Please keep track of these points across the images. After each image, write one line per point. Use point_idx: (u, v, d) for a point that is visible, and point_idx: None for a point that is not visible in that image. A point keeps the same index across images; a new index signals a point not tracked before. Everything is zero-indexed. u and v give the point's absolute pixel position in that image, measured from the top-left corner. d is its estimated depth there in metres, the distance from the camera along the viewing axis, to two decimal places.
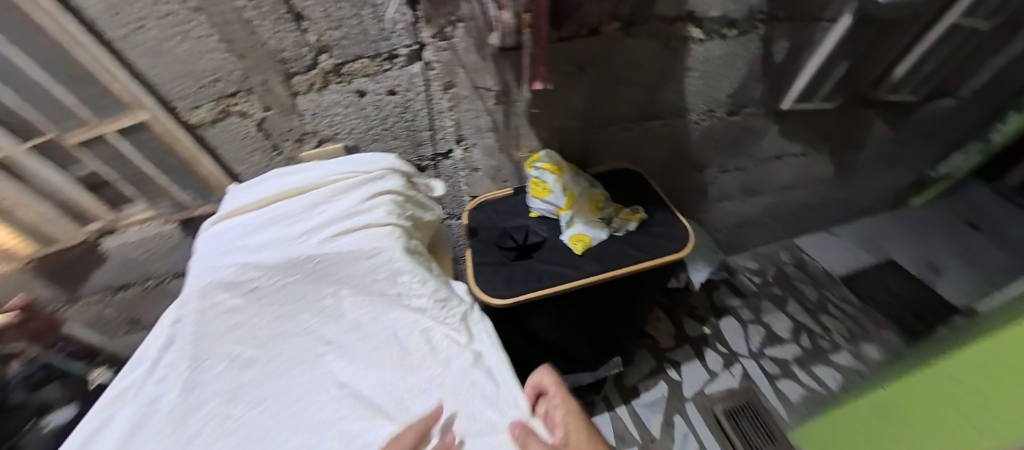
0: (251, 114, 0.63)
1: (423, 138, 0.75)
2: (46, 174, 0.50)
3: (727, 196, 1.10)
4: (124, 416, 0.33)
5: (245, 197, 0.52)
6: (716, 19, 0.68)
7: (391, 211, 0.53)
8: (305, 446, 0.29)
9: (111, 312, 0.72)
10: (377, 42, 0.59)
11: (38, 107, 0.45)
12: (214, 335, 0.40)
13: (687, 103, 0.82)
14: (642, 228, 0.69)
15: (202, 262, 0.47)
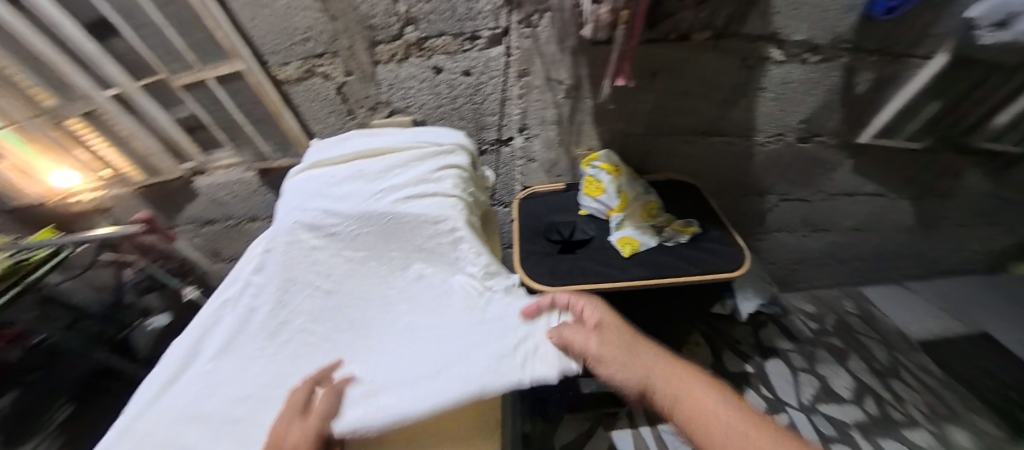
0: (333, 76, 0.67)
1: (488, 123, 0.74)
2: (154, 113, 0.69)
3: (788, 228, 0.99)
4: (228, 321, 0.40)
5: (331, 151, 0.55)
6: (799, 43, 0.63)
7: (458, 185, 0.52)
8: (334, 379, 0.33)
9: (200, 241, 0.98)
10: (463, 21, 0.60)
11: (155, 50, 0.60)
12: (297, 266, 0.45)
13: (757, 124, 0.76)
14: (694, 242, 0.64)
15: (289, 205, 0.50)
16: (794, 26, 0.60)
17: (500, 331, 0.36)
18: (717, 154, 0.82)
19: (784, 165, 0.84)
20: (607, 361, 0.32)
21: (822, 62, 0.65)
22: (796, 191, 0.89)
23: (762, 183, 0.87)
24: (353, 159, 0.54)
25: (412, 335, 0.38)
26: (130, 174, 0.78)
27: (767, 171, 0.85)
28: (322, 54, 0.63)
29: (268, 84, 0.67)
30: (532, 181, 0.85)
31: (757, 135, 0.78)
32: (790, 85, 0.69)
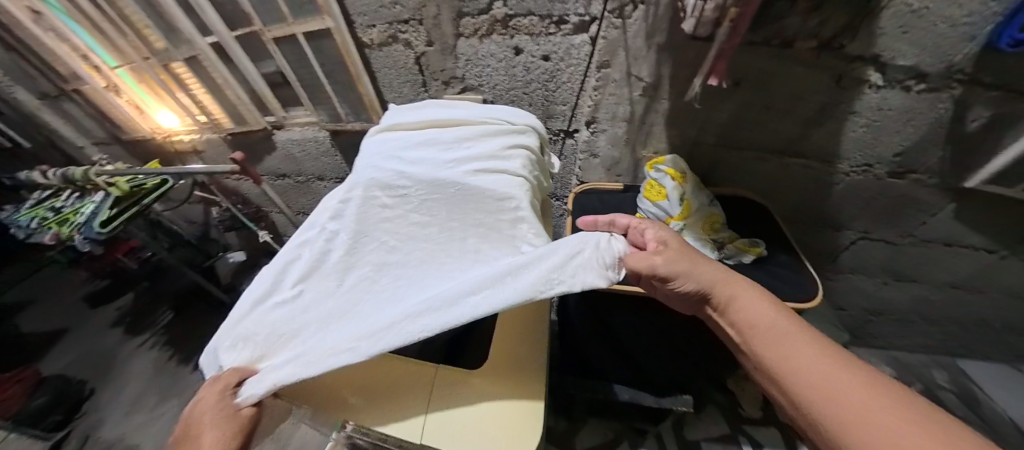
0: (414, 45, 0.68)
1: (556, 112, 0.73)
2: (246, 62, 0.89)
3: (866, 271, 0.91)
4: (306, 258, 0.44)
5: (408, 116, 0.55)
6: (901, 68, 0.55)
7: (526, 167, 0.51)
8: (382, 324, 0.36)
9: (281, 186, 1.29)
10: (553, 3, 0.57)
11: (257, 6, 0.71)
12: (372, 218, 0.46)
13: (842, 152, 0.69)
14: (760, 265, 0.60)
15: (366, 160, 0.51)
16: (905, 52, 0.53)
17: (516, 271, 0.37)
18: (792, 178, 0.77)
19: (868, 199, 0.77)
20: (674, 274, 0.41)
21: (927, 92, 0.57)
22: (880, 230, 0.81)
23: (839, 215, 0.81)
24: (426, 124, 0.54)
25: (458, 281, 0.39)
26: (222, 120, 1.13)
27: (846, 202, 0.79)
28: (407, 21, 0.64)
29: (353, 45, 0.70)
30: (590, 177, 0.84)
31: (841, 162, 0.71)
32: (886, 113, 0.61)
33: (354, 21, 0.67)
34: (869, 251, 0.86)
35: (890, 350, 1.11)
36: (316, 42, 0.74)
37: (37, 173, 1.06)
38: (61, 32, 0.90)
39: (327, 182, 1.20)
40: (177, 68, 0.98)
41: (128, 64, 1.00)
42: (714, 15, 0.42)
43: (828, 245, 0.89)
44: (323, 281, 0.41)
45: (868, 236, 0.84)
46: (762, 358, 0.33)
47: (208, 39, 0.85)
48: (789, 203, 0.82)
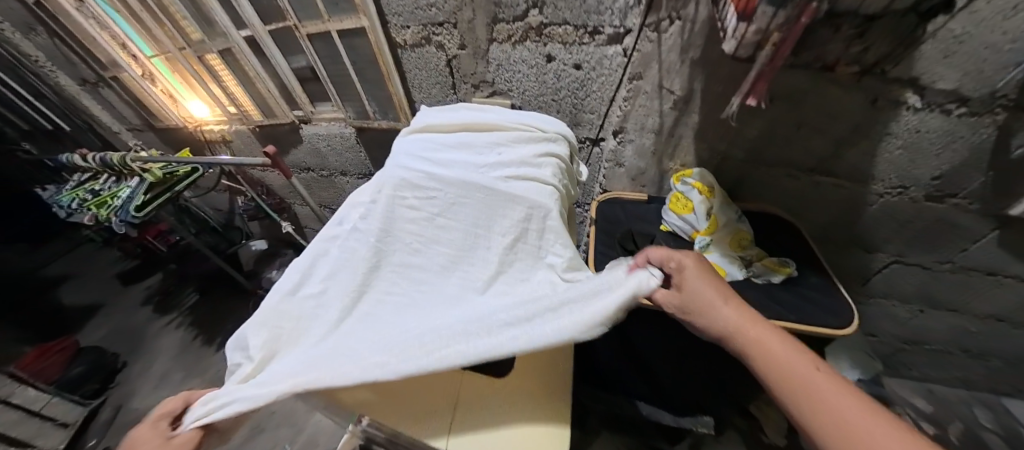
0: (446, 48, 0.68)
1: (583, 120, 0.73)
2: (277, 55, 0.91)
3: (899, 295, 0.88)
4: (332, 254, 0.42)
5: (440, 118, 0.56)
6: (942, 91, 0.52)
7: (557, 174, 0.51)
8: (398, 342, 0.34)
9: (304, 178, 1.32)
10: (589, 14, 0.56)
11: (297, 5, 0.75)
12: (399, 217, 0.45)
13: (875, 173, 0.67)
14: (790, 286, 0.59)
15: (397, 160, 0.51)
16: (948, 76, 0.50)
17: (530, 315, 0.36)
18: (824, 196, 0.75)
19: (903, 222, 0.74)
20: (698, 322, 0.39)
21: (967, 116, 0.54)
22: (916, 255, 0.79)
23: (871, 236, 0.79)
24: (457, 129, 0.54)
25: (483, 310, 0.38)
26: (251, 112, 1.19)
27: (880, 224, 0.76)
28: (442, 24, 0.64)
29: (385, 44, 0.71)
30: (613, 185, 0.83)
31: (875, 183, 0.68)
32: (924, 136, 0.58)
33: (387, 22, 0.69)
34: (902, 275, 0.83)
35: (926, 381, 1.06)
36: (349, 41, 0.76)
37: (77, 157, 1.15)
38: (106, 24, 1.12)
39: (350, 177, 1.22)
40: (211, 59, 1.07)
41: (164, 56, 1.18)
42: (759, 37, 0.40)
43: (857, 265, 0.87)
44: (347, 281, 0.39)
45: (901, 259, 0.82)
46: (796, 420, 0.28)
47: (242, 32, 0.89)
48: (818, 220, 0.80)
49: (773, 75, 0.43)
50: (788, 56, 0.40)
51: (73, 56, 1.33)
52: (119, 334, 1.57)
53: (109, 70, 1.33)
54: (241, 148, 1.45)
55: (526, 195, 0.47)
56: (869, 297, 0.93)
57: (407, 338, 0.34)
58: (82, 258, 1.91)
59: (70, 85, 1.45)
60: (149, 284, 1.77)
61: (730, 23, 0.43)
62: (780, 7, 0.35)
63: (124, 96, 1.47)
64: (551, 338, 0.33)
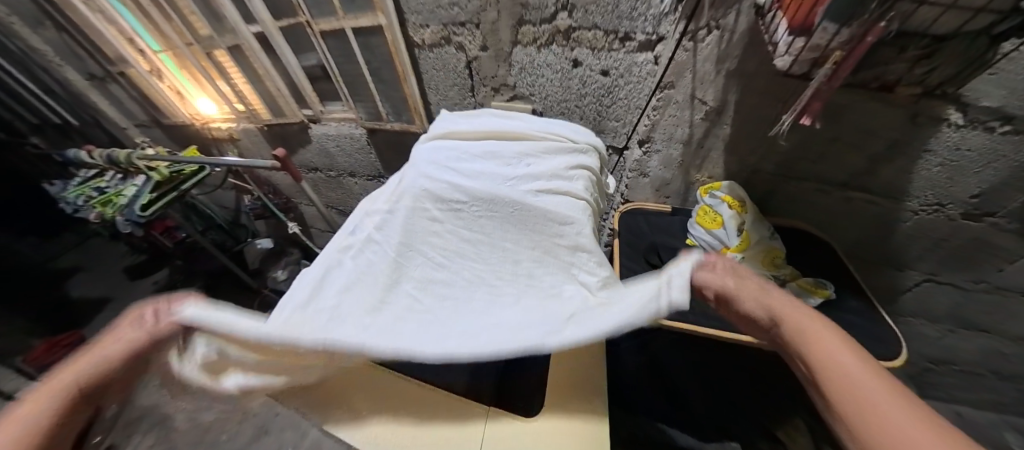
0: (466, 49, 0.65)
1: (607, 127, 0.70)
2: (286, 54, 0.88)
3: (932, 315, 0.84)
4: (346, 266, 0.38)
5: (463, 125, 0.53)
6: (989, 110, 0.46)
7: (589, 189, 0.48)
8: (435, 350, 0.30)
9: (313, 178, 1.30)
10: (621, 19, 0.53)
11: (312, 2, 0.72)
12: (421, 232, 0.42)
13: (909, 188, 0.60)
14: (826, 311, 0.56)
15: (418, 169, 0.48)
16: (993, 93, 0.44)
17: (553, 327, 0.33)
18: (856, 212, 0.69)
19: (936, 240, 0.69)
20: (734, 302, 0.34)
21: (1014, 134, 0.48)
22: (949, 272, 0.74)
23: (901, 253, 0.75)
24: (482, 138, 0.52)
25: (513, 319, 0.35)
26: (259, 110, 1.16)
27: (913, 241, 0.71)
28: (463, 24, 0.61)
29: (402, 44, 0.68)
30: (636, 195, 0.80)
31: (908, 200, 0.63)
32: (964, 154, 0.52)
33: (406, 21, 0.66)
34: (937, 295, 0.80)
35: (953, 403, 1.02)
36: (365, 40, 0.73)
37: (83, 154, 1.14)
38: (115, 19, 1.08)
39: (359, 178, 1.19)
40: (218, 55, 1.04)
41: (172, 52, 1.16)
42: (816, 56, 0.37)
43: (884, 280, 0.82)
44: (366, 292, 0.36)
45: (934, 276, 0.76)
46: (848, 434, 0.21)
47: (252, 28, 0.87)
48: (847, 235, 0.75)
49: (829, 96, 0.39)
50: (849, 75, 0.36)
51: (79, 50, 1.30)
52: None
53: (116, 64, 1.31)
54: (248, 147, 1.42)
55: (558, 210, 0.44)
56: (898, 316, 0.89)
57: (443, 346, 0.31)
58: (91, 251, 1.90)
59: (77, 80, 1.40)
60: (156, 279, 1.77)
61: (781, 35, 0.40)
62: (844, 25, 0.32)
63: (131, 92, 1.44)
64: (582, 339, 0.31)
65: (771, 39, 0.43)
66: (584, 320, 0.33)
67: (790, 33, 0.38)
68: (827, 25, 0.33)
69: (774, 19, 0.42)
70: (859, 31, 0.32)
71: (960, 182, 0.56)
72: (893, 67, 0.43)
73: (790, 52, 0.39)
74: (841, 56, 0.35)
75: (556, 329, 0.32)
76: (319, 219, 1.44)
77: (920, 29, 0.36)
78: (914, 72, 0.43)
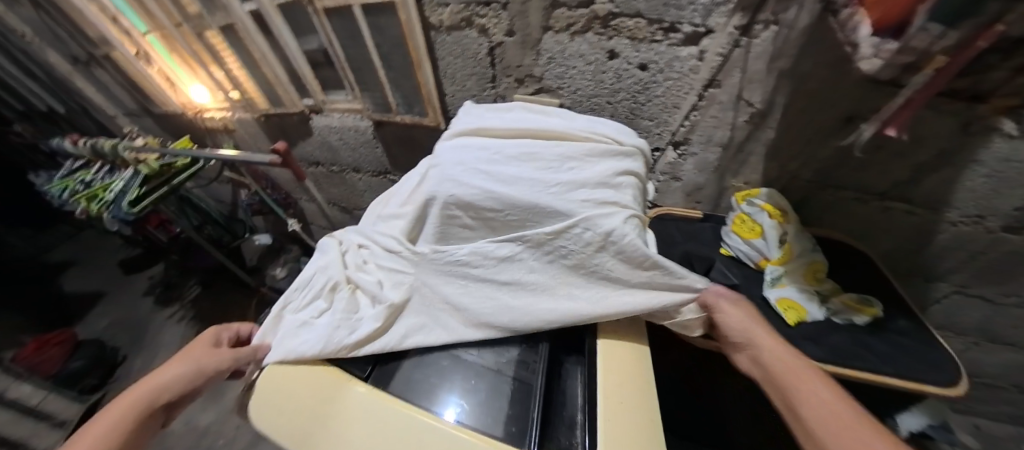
0: (490, 34, 0.59)
1: (638, 126, 0.65)
2: (287, 37, 0.82)
3: None
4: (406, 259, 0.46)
5: (495, 120, 0.48)
6: None
7: (637, 198, 0.42)
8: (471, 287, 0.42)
9: (316, 172, 1.24)
10: (669, 6, 0.47)
11: None
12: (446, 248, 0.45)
13: (951, 198, 0.53)
14: (879, 332, 0.52)
15: (446, 169, 0.43)
16: None
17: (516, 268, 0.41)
18: (894, 224, 0.62)
19: (972, 252, 0.60)
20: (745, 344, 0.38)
21: None
22: (981, 286, 0.65)
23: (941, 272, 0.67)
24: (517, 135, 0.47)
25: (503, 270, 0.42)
26: (255, 99, 1.09)
27: (947, 254, 0.62)
28: (488, 4, 0.56)
29: (418, 26, 0.62)
30: (664, 200, 0.77)
31: (947, 211, 0.55)
32: (1013, 166, 0.45)
33: (423, 1, 0.60)
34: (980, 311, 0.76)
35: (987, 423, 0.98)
36: (377, 23, 0.67)
37: (67, 144, 1.07)
38: None
39: (363, 174, 1.13)
40: (211, 37, 0.97)
41: (160, 34, 1.08)
42: (911, 60, 0.32)
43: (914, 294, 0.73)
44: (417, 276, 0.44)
45: (965, 290, 0.67)
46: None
47: (248, 7, 0.80)
48: (883, 244, 0.66)
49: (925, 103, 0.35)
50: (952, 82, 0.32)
51: (60, 31, 1.23)
52: (120, 325, 1.50)
53: (99, 48, 1.23)
54: (244, 138, 1.35)
55: (604, 220, 0.37)
56: None
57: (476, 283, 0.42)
58: (81, 243, 1.83)
59: (59, 63, 1.34)
60: (149, 273, 1.69)
61: (862, 35, 0.35)
62: (950, 27, 0.28)
63: (117, 76, 1.35)
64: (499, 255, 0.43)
65: (846, 39, 0.38)
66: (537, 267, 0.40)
67: (878, 34, 0.34)
68: (928, 27, 0.28)
69: (850, 18, 0.37)
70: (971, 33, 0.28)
71: (1006, 194, 0.48)
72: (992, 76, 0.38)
73: (876, 56, 0.34)
74: (944, 62, 0.31)
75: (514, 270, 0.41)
76: (321, 215, 1.38)
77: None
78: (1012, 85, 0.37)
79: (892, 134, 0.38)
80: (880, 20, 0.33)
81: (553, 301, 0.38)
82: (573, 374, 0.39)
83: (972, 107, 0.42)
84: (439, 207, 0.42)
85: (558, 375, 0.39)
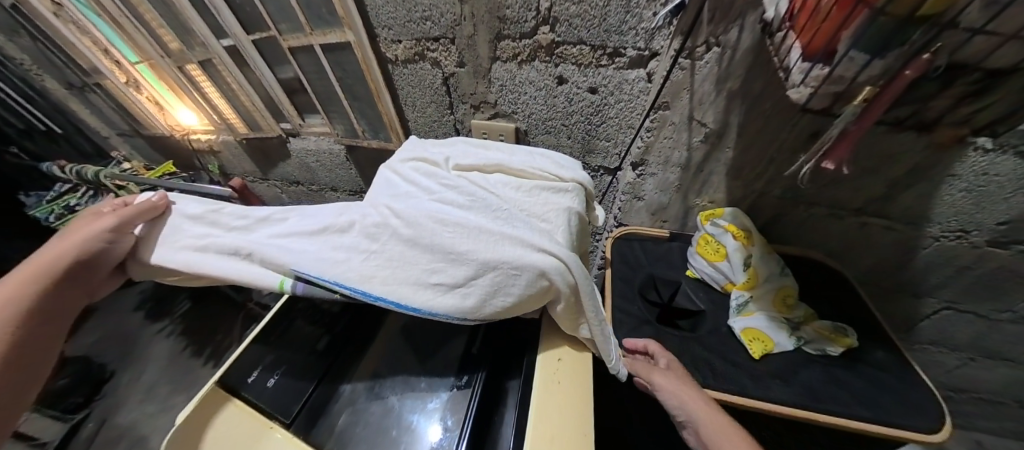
0: (442, 65, 0.60)
1: (596, 148, 0.65)
2: (259, 66, 0.83)
3: (968, 377, 0.75)
4: (349, 236, 0.42)
5: (452, 152, 0.54)
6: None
7: (574, 211, 0.48)
8: (356, 271, 0.39)
9: (300, 189, 1.25)
10: (610, 33, 0.47)
11: (283, 15, 0.68)
12: (361, 246, 0.40)
13: (930, 214, 0.49)
14: (850, 362, 0.50)
15: (406, 174, 0.50)
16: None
17: (402, 271, 0.39)
18: (872, 241, 0.57)
19: (958, 268, 0.54)
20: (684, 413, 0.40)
21: None
22: (973, 303, 0.58)
23: (916, 308, 0.64)
24: (465, 165, 0.52)
25: (406, 269, 0.39)
26: (236, 124, 1.11)
27: (933, 271, 0.56)
28: (438, 39, 0.56)
29: (373, 59, 0.63)
30: (630, 220, 0.76)
31: (929, 225, 0.50)
32: (991, 179, 0.42)
33: (376, 34, 0.60)
34: (980, 362, 0.70)
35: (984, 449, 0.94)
36: (337, 52, 0.68)
37: (55, 168, 1.10)
38: (87, 28, 1.06)
39: (340, 193, 1.15)
40: (192, 69, 1.01)
41: (147, 63, 1.12)
42: (840, 89, 0.30)
43: (899, 311, 0.66)
44: (329, 246, 0.41)
45: (953, 306, 0.60)
46: None
47: (223, 41, 0.83)
48: (862, 264, 0.61)
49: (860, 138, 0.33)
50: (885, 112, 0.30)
51: (56, 60, 1.27)
52: (108, 339, 1.51)
53: (91, 76, 1.27)
54: (228, 159, 1.37)
55: (513, 247, 0.38)
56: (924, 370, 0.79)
57: (364, 270, 0.39)
58: None
59: (57, 89, 1.40)
60: (141, 290, 1.71)
61: (792, 62, 0.33)
62: (877, 56, 0.26)
63: (111, 103, 1.40)
64: (385, 279, 0.38)
65: (780, 64, 0.35)
66: (413, 270, 0.39)
67: (806, 61, 0.31)
68: (854, 56, 0.27)
69: (784, 41, 0.34)
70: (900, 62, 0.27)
71: (987, 208, 0.44)
72: (931, 105, 0.37)
73: (804, 84, 0.32)
74: (874, 93, 0.30)
75: (390, 273, 0.39)
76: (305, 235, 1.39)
77: (971, 62, 0.30)
78: (958, 111, 0.36)
79: (830, 167, 0.36)
80: (807, 47, 0.31)
81: (422, 288, 0.38)
82: (507, 419, 0.39)
83: (918, 137, 0.41)
84: (408, 198, 0.46)
85: (493, 420, 0.40)
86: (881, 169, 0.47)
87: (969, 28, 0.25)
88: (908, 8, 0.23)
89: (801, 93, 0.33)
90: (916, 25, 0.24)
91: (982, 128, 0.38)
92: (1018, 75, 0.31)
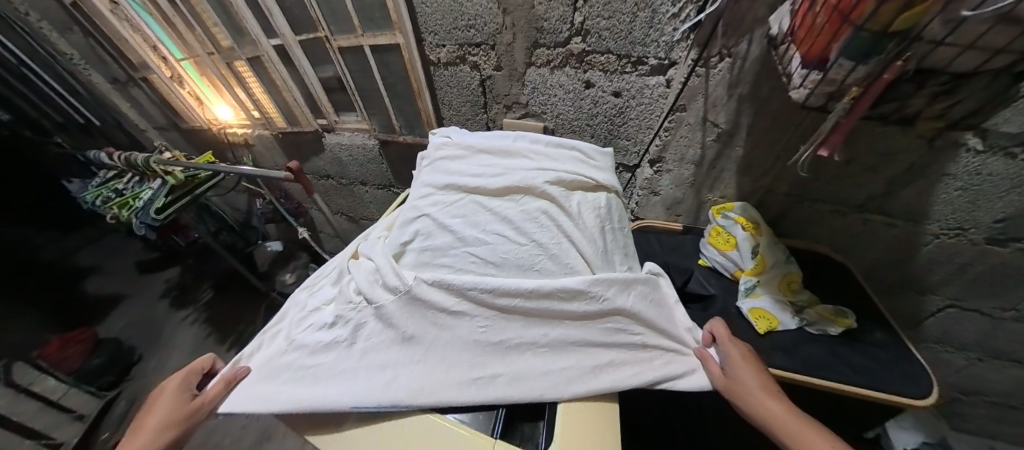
0: (480, 68, 0.67)
1: (618, 146, 0.71)
2: (303, 62, 0.91)
3: (973, 375, 0.78)
4: (364, 337, 0.40)
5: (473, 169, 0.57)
6: (1008, 135, 0.42)
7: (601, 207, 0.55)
8: (379, 388, 0.37)
9: (331, 184, 1.33)
10: (635, 44, 0.54)
11: (336, 21, 0.76)
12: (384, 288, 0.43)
13: (929, 212, 0.54)
14: (850, 341, 0.55)
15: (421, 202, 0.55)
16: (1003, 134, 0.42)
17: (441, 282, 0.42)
18: (873, 235, 0.62)
19: (960, 264, 0.58)
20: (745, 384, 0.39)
21: None
22: (974, 299, 0.62)
23: (921, 302, 0.68)
24: (492, 190, 0.54)
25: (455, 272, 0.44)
26: (275, 118, 1.19)
27: (935, 266, 0.61)
28: (479, 45, 0.63)
29: (417, 61, 0.70)
30: (647, 213, 0.82)
31: (928, 223, 0.55)
32: (984, 178, 0.47)
33: (422, 39, 0.68)
34: (985, 358, 0.73)
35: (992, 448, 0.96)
36: (384, 54, 0.75)
37: (103, 155, 1.20)
38: (140, 26, 1.16)
39: (369, 187, 1.22)
40: (239, 65, 1.09)
41: (193, 59, 1.21)
42: (832, 90, 0.36)
43: (904, 306, 0.70)
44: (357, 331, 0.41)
45: (958, 304, 0.65)
46: None
47: (273, 41, 0.90)
48: (866, 257, 0.66)
49: (850, 129, 0.38)
50: (870, 109, 0.35)
51: (104, 54, 1.36)
52: (136, 325, 1.56)
53: (139, 71, 1.37)
54: (261, 152, 1.46)
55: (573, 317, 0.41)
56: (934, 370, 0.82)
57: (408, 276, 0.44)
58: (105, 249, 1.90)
59: (101, 83, 1.50)
60: (167, 277, 1.75)
61: (794, 68, 0.39)
62: (860, 63, 0.32)
63: (152, 96, 1.50)
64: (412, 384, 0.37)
65: (785, 71, 0.41)
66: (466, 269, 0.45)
67: (806, 67, 0.37)
68: (842, 62, 0.32)
69: (788, 52, 0.40)
70: (879, 67, 0.32)
71: (983, 205, 0.49)
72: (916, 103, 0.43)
73: (804, 86, 0.38)
74: (858, 92, 0.35)
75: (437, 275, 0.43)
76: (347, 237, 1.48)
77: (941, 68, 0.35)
78: (935, 107, 0.42)
79: (824, 155, 0.41)
80: (805, 55, 0.37)
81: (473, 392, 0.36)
82: None
83: (906, 133, 0.47)
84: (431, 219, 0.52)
85: None
86: (878, 166, 0.53)
87: (934, 41, 0.31)
88: (883, 24, 0.28)
89: (800, 93, 0.39)
90: (891, 38, 0.30)
91: (966, 127, 0.43)
92: (983, 77, 0.37)
